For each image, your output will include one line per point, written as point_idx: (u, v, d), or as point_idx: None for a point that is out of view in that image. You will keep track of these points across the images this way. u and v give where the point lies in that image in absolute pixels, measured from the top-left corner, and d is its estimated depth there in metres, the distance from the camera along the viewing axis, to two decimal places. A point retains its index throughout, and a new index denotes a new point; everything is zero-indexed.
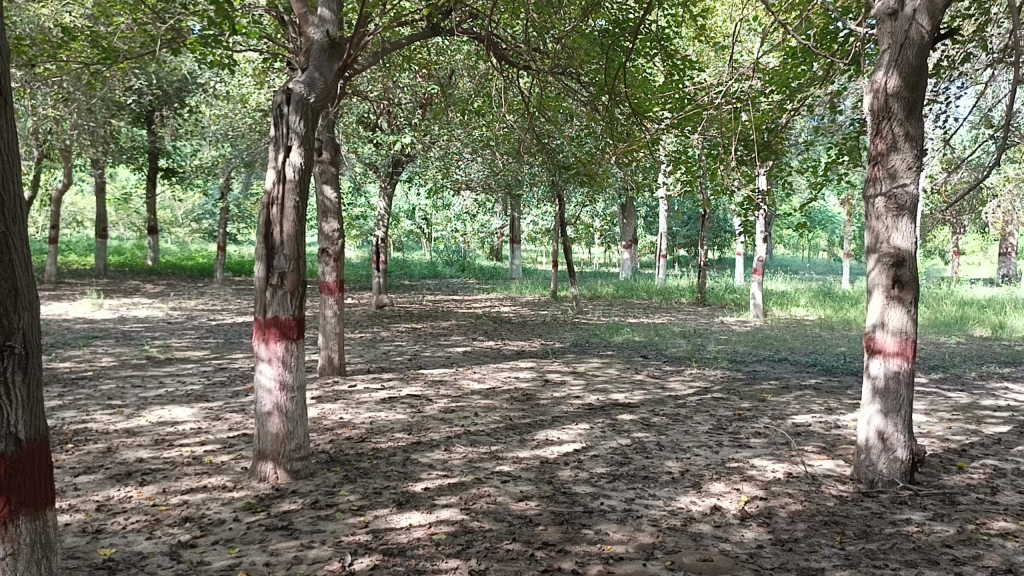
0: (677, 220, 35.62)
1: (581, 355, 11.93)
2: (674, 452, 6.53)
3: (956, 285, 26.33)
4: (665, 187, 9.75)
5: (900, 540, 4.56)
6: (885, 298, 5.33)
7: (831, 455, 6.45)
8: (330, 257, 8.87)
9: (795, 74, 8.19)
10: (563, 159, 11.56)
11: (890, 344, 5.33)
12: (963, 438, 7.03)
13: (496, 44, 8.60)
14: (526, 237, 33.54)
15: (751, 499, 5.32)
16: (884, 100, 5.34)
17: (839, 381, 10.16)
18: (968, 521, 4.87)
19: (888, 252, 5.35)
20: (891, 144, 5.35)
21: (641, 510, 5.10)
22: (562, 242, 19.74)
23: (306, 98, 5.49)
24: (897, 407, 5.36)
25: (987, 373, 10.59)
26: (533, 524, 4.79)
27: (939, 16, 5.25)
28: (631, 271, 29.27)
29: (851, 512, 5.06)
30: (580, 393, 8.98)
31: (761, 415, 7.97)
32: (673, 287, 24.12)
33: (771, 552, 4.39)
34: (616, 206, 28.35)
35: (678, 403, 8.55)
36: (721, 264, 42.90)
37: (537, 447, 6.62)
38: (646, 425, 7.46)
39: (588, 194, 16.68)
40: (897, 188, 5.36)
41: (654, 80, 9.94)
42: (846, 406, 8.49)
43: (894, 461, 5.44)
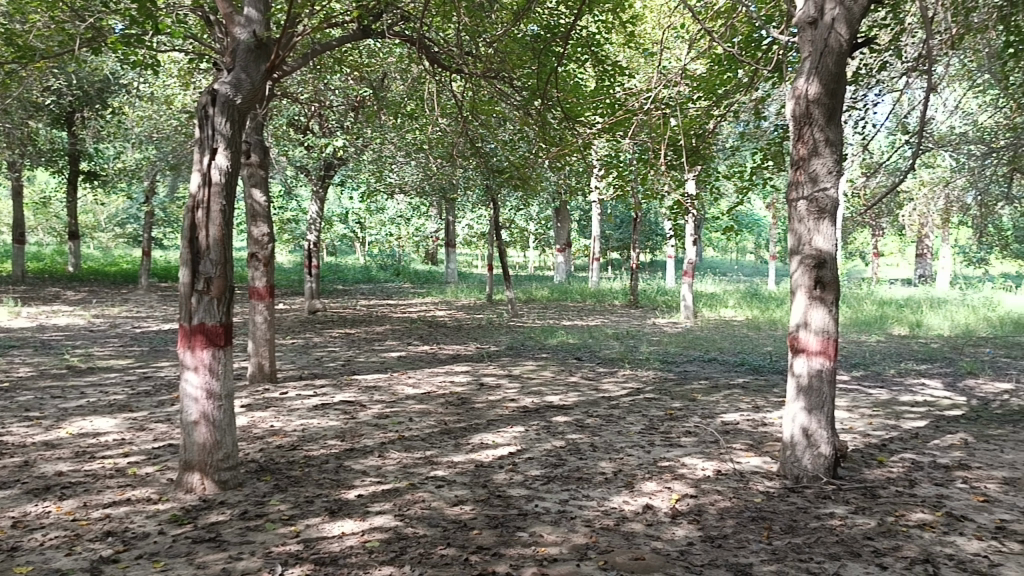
0: (609, 224, 35.72)
1: (516, 358, 11.96)
2: (608, 452, 6.60)
3: (876, 285, 27.36)
4: (597, 190, 9.92)
5: (824, 534, 4.69)
6: (808, 298, 5.48)
7: (758, 453, 6.61)
8: (260, 263, 8.65)
9: (720, 81, 8.38)
10: (497, 162, 11.63)
11: (814, 343, 5.48)
12: (883, 433, 7.28)
13: (428, 48, 8.61)
14: (460, 240, 33.35)
15: (682, 497, 5.42)
16: (805, 106, 5.50)
17: (767, 380, 10.41)
18: (887, 513, 5.04)
19: (811, 253, 5.51)
20: (813, 149, 5.52)
21: (575, 511, 5.14)
22: (494, 242, 19.63)
23: (232, 99, 5.39)
24: (820, 404, 5.51)
25: (905, 370, 11.02)
26: (467, 529, 4.77)
27: (856, 26, 5.46)
28: (566, 274, 29.27)
29: (778, 508, 5.18)
30: (515, 396, 9.01)
31: (690, 415, 8.14)
32: (606, 287, 25.09)
33: (701, 549, 4.47)
34: (550, 209, 28.66)
35: (611, 404, 8.65)
36: (653, 267, 43.70)
37: (472, 451, 6.61)
38: (580, 427, 7.53)
39: (521, 198, 16.75)
40: (818, 191, 5.52)
41: (585, 85, 10.11)
42: (773, 404, 8.73)
43: (818, 457, 5.61)
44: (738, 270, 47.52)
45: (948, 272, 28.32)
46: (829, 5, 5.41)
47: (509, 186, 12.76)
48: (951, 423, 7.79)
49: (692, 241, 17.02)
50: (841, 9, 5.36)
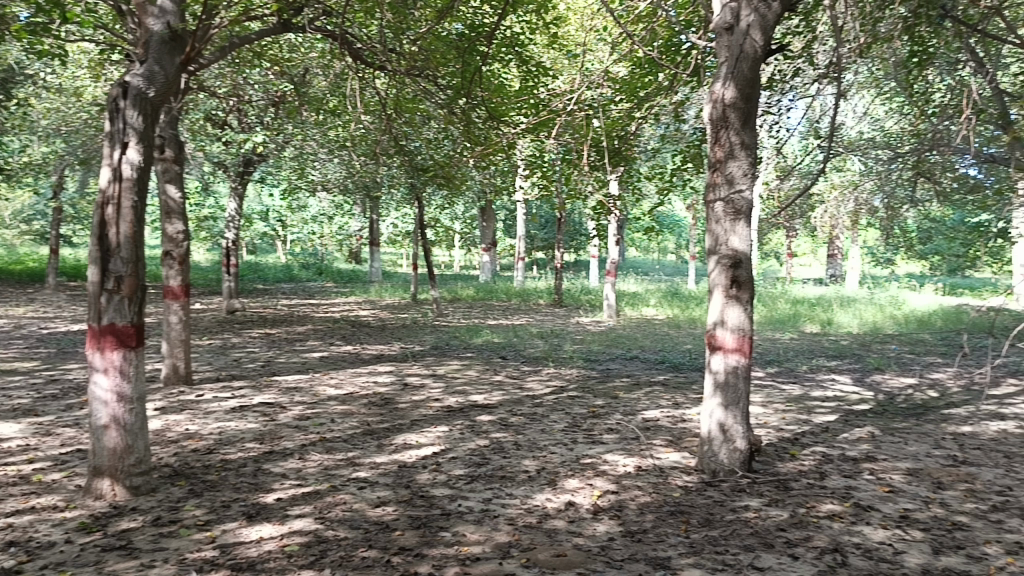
0: (533, 224, 35.89)
1: (441, 358, 11.92)
2: (531, 450, 6.64)
3: (790, 285, 28.21)
4: (522, 190, 10.00)
5: (740, 526, 4.82)
6: (725, 297, 5.62)
7: (677, 448, 6.75)
8: (175, 261, 8.49)
9: (642, 84, 8.54)
10: (422, 160, 11.59)
11: (729, 341, 5.62)
12: (795, 428, 7.53)
13: (351, 44, 8.51)
14: (384, 239, 33.01)
15: (603, 494, 5.49)
16: (722, 110, 5.64)
17: (686, 377, 10.64)
18: (799, 505, 5.21)
19: (727, 253, 5.65)
20: (729, 152, 5.67)
21: (498, 510, 5.15)
22: (419, 241, 19.46)
23: (144, 92, 5.21)
24: (736, 400, 5.67)
25: (816, 366, 11.42)
26: (390, 530, 4.73)
27: (770, 33, 5.65)
28: (491, 274, 29.28)
29: (695, 502, 5.30)
30: (439, 396, 8.97)
31: (613, 412, 8.26)
32: (531, 288, 24.88)
33: (621, 544, 4.54)
34: (475, 208, 28.55)
35: (534, 403, 8.70)
36: (578, 267, 44.11)
37: (395, 452, 6.56)
38: (504, 426, 7.55)
39: (446, 197, 16.66)
40: (734, 193, 5.68)
41: (510, 85, 10.19)
42: (692, 401, 8.93)
43: (734, 451, 5.77)
44: (660, 270, 48.30)
45: (857, 272, 29.50)
46: (744, 11, 5.59)
47: (434, 184, 12.72)
48: (858, 417, 8.11)
49: (614, 242, 17.26)
50: (755, 16, 5.56)
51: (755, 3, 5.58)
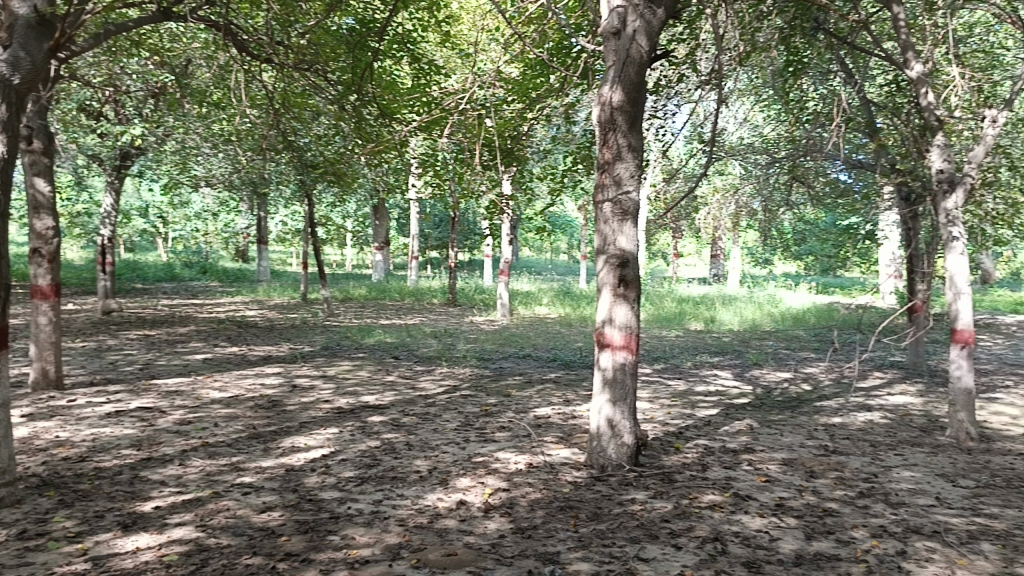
0: (426, 223, 35.74)
1: (331, 358, 11.71)
2: (422, 450, 6.60)
3: (677, 284, 29.14)
4: (416, 188, 9.96)
5: (626, 518, 4.95)
6: (613, 295, 5.74)
7: (567, 445, 6.85)
8: (45, 259, 7.98)
9: (533, 85, 8.64)
10: (312, 157, 11.36)
11: (617, 338, 5.76)
12: (680, 421, 7.78)
13: (236, 34, 8.24)
14: (273, 237, 32.14)
15: (495, 491, 5.52)
16: (610, 113, 5.76)
17: (577, 374, 10.83)
18: (683, 496, 5.39)
19: (615, 253, 5.77)
20: (617, 154, 5.79)
21: (388, 511, 5.10)
22: (309, 239, 19.04)
23: (8, 79, 4.89)
24: (624, 396, 5.81)
25: (700, 362, 11.84)
26: (275, 536, 4.61)
27: (654, 39, 5.83)
28: (384, 272, 28.92)
29: (584, 496, 5.40)
30: (329, 397, 8.81)
31: (505, 410, 8.31)
32: (424, 287, 24.44)
33: (511, 541, 4.57)
34: (368, 206, 28.09)
35: (427, 402, 8.65)
36: (472, 266, 44.17)
37: (283, 455, 6.40)
38: (396, 426, 7.48)
39: (336, 195, 16.38)
40: (622, 194, 5.81)
41: (402, 82, 10.13)
42: (582, 398, 9.09)
43: (622, 446, 5.91)
44: (554, 270, 48.52)
45: (738, 272, 30.72)
46: (631, 17, 5.74)
47: (324, 182, 12.47)
48: (739, 410, 8.45)
49: (507, 241, 17.34)
50: (641, 22, 5.72)
51: (641, 9, 5.75)
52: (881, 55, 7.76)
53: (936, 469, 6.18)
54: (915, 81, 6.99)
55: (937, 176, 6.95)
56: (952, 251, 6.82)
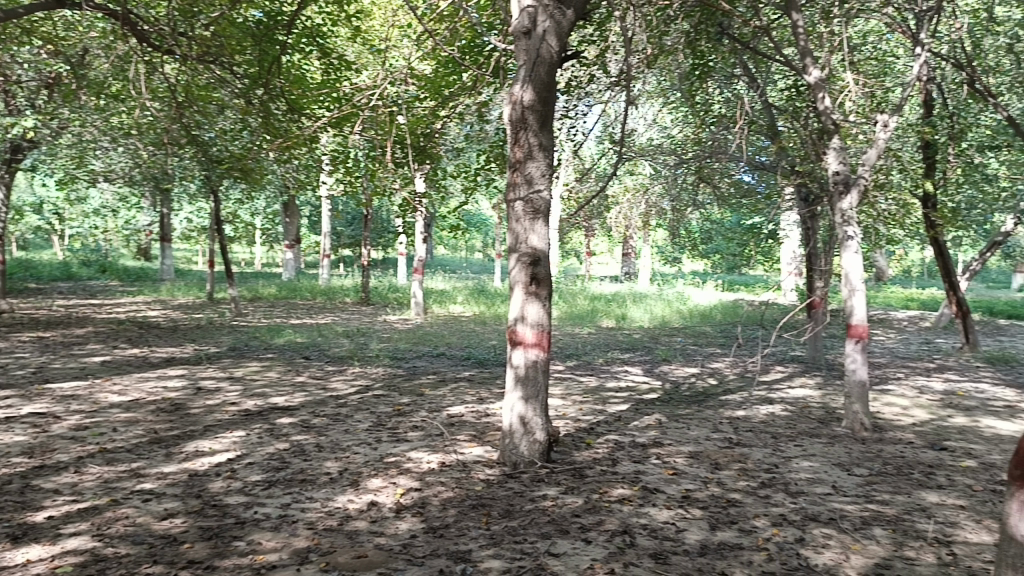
0: (338, 220, 35.21)
1: (239, 359, 11.40)
2: (332, 452, 6.49)
3: (589, 281, 29.62)
4: (327, 185, 9.80)
5: (538, 515, 4.98)
6: (524, 293, 5.77)
7: (479, 443, 6.86)
8: None
9: (445, 82, 8.61)
10: (217, 152, 11.05)
11: (529, 336, 5.79)
12: (591, 417, 7.88)
13: (136, 24, 7.92)
14: (178, 235, 31.08)
15: (406, 491, 5.47)
16: (521, 112, 5.78)
17: (490, 372, 10.86)
18: (593, 491, 5.47)
19: (526, 251, 5.80)
20: (528, 152, 5.83)
21: (297, 515, 4.99)
22: (215, 237, 18.50)
23: None
24: (535, 393, 5.85)
25: (611, 359, 12.04)
26: (177, 543, 4.45)
27: (564, 40, 5.89)
28: (294, 271, 28.34)
29: (496, 494, 5.41)
30: (236, 399, 8.57)
31: (418, 409, 8.26)
32: (336, 287, 23.79)
33: (422, 541, 4.54)
34: (278, 204, 27.48)
35: (338, 403, 8.52)
36: (385, 264, 43.75)
37: (186, 460, 6.18)
38: (305, 428, 7.33)
39: (244, 191, 15.98)
40: (533, 193, 5.85)
41: (311, 76, 9.95)
42: (495, 396, 9.12)
43: (534, 443, 5.95)
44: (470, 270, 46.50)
45: (648, 269, 31.38)
46: (541, 16, 5.79)
47: (231, 177, 12.14)
48: (648, 406, 8.63)
49: (421, 239, 17.22)
50: (551, 22, 5.78)
51: (551, 10, 5.81)
52: (781, 61, 8.05)
53: (833, 458, 6.46)
54: (813, 86, 7.27)
55: (833, 177, 7.26)
56: (847, 249, 7.13)
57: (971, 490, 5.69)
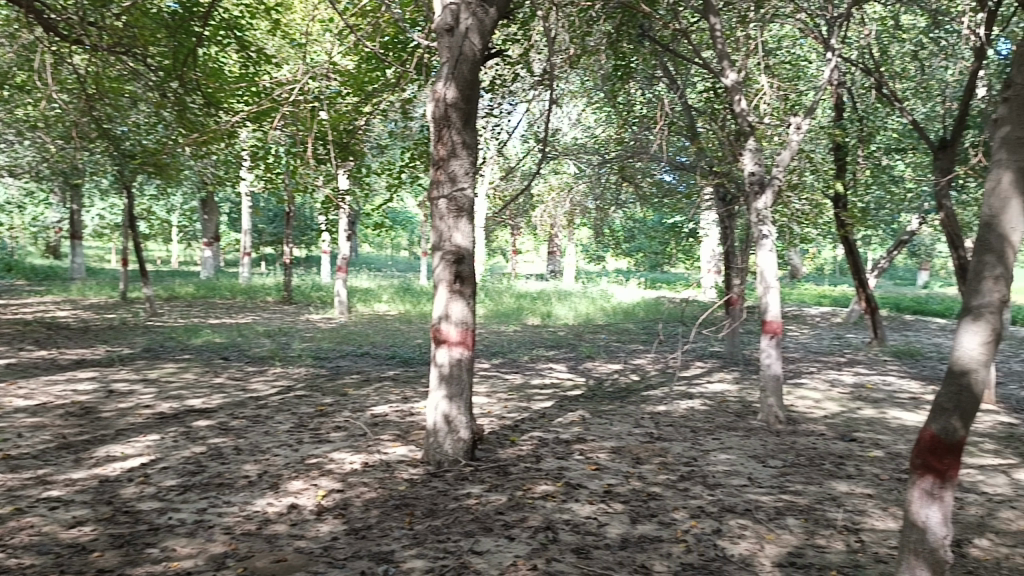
0: (260, 217, 34.48)
1: (154, 360, 11.05)
2: (252, 454, 6.35)
3: (515, 280, 29.80)
4: (247, 181, 9.58)
5: (461, 513, 4.97)
6: (449, 291, 5.75)
7: (403, 442, 6.81)
8: None
9: (369, 78, 8.52)
10: (130, 146, 10.69)
11: (453, 334, 5.78)
12: (516, 415, 7.92)
13: (41, 12, 7.58)
14: (89, 232, 29.92)
15: (328, 493, 5.39)
16: (444, 109, 5.74)
17: (415, 371, 10.79)
18: (517, 488, 5.49)
19: (450, 249, 5.78)
20: (451, 150, 5.80)
21: (213, 519, 4.86)
22: (129, 235, 17.88)
23: None
24: (460, 391, 5.84)
25: (536, 357, 12.12)
26: (85, 552, 4.28)
27: (486, 38, 5.89)
28: (214, 270, 27.62)
29: (420, 493, 5.38)
30: (151, 402, 8.30)
31: (341, 410, 8.15)
32: (257, 285, 23.30)
33: (344, 543, 4.48)
34: (197, 200, 26.74)
35: (258, 404, 8.33)
36: (309, 262, 43.05)
37: (96, 466, 5.95)
38: (224, 430, 7.15)
39: (159, 188, 15.48)
40: (457, 191, 5.83)
41: (229, 70, 9.71)
42: (420, 395, 9.07)
43: (458, 441, 5.95)
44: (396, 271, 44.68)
45: (573, 267, 31.71)
46: (463, 14, 5.77)
47: (145, 173, 11.76)
48: (572, 402, 8.71)
49: (344, 237, 16.99)
50: (473, 19, 5.77)
51: (473, 7, 5.79)
52: (700, 64, 8.23)
53: (749, 451, 6.64)
54: (730, 88, 7.46)
55: (749, 177, 7.48)
56: (762, 247, 7.33)
57: (879, 478, 5.93)
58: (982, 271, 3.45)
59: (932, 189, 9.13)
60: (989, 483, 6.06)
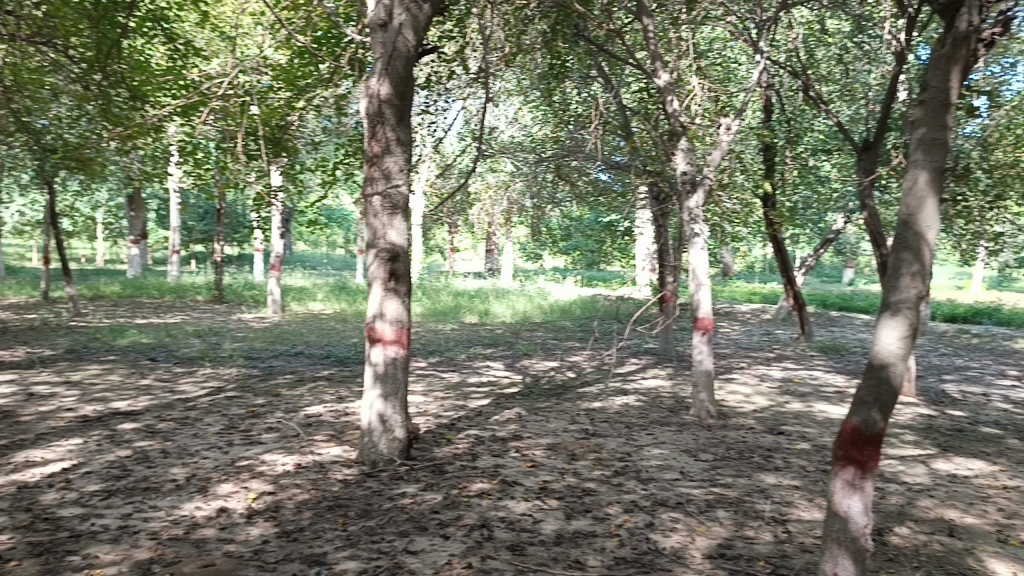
0: (190, 215, 33.64)
1: (77, 362, 10.68)
2: (180, 457, 6.19)
3: (453, 278, 29.77)
4: (176, 178, 9.33)
5: (396, 513, 4.93)
6: (383, 290, 5.70)
7: (337, 443, 6.72)
8: None
9: (302, 73, 8.38)
10: (51, 140, 10.31)
11: (388, 332, 5.73)
12: (452, 413, 7.89)
13: None
14: (8, 229, 28.74)
15: (259, 496, 5.29)
16: (378, 105, 5.70)
17: (351, 370, 10.67)
18: (452, 487, 5.47)
19: (385, 247, 5.73)
20: (385, 147, 5.75)
21: (139, 525, 4.72)
22: (51, 232, 17.24)
23: None
24: (395, 390, 5.80)
25: (473, 355, 12.10)
26: (2, 561, 4.11)
27: (421, 34, 5.84)
28: (141, 268, 26.83)
29: (354, 494, 5.32)
30: (73, 405, 8.01)
31: (273, 410, 8.00)
32: (187, 284, 22.72)
33: (275, 546, 4.40)
34: (123, 197, 25.92)
35: (187, 406, 8.12)
36: (241, 261, 42.21)
37: (13, 472, 5.72)
38: (150, 433, 6.95)
39: (83, 184, 14.96)
40: (391, 188, 5.78)
41: (156, 63, 9.44)
42: (355, 394, 8.96)
43: (393, 440, 5.90)
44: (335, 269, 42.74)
45: (510, 265, 31.79)
46: (397, 9, 5.72)
47: (66, 168, 11.35)
48: (508, 400, 8.73)
49: (278, 235, 16.70)
50: (407, 15, 5.71)
51: (407, 3, 5.73)
52: (633, 64, 8.33)
53: (681, 445, 6.75)
54: (662, 89, 7.57)
55: (681, 177, 7.61)
56: (694, 246, 7.46)
57: (805, 470, 6.10)
58: (899, 267, 3.58)
59: (856, 190, 9.42)
60: (909, 472, 6.28)
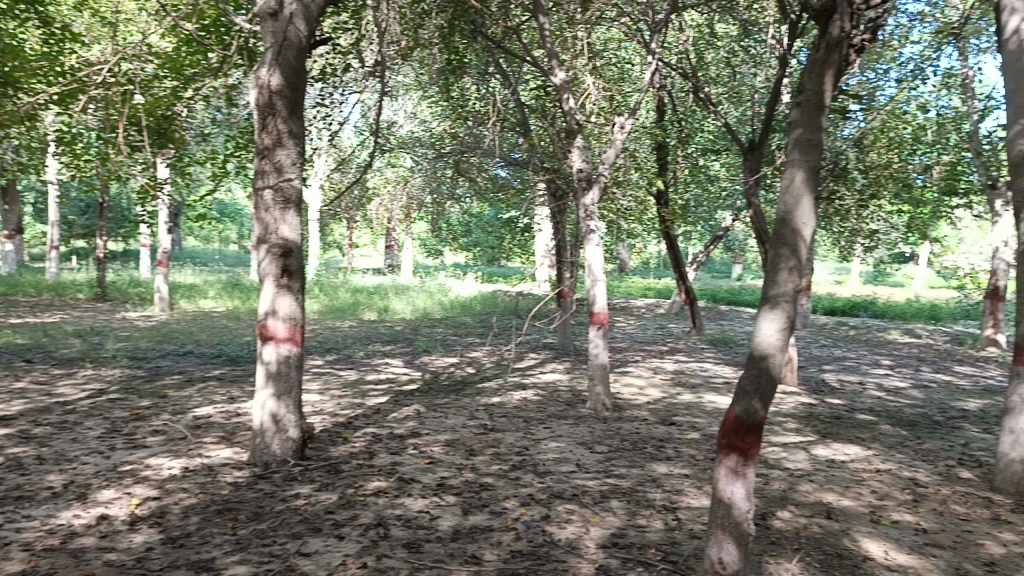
0: (70, 208, 31.92)
1: None
2: (57, 464, 5.87)
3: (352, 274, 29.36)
4: (55, 169, 8.85)
5: (288, 514, 4.83)
6: (275, 287, 5.55)
7: (228, 444, 6.52)
8: None
9: (189, 62, 8.08)
10: None
11: (281, 330, 5.59)
12: (349, 411, 7.78)
13: None
14: None
15: (143, 501, 5.07)
16: (268, 96, 5.54)
17: (243, 370, 10.36)
18: (348, 486, 5.39)
19: (277, 242, 5.59)
20: (277, 140, 5.61)
21: (9, 536, 4.45)
22: None
23: None
24: (288, 388, 5.67)
25: (371, 352, 11.95)
26: None
27: (312, 25, 5.73)
28: (16, 265, 25.28)
29: (244, 497, 5.17)
30: None
31: (160, 412, 7.70)
32: (66, 282, 21.55)
33: (160, 553, 4.23)
34: None
35: (66, 409, 7.71)
36: (127, 257, 40.36)
37: None
38: (24, 439, 6.56)
39: None
40: (283, 181, 5.63)
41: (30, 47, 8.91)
42: (247, 394, 8.71)
43: (287, 441, 5.76)
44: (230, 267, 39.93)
45: (410, 262, 31.56)
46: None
47: None
48: (406, 397, 8.67)
49: (166, 230, 16.05)
50: (298, 5, 5.59)
51: None
52: (531, 61, 8.40)
53: (577, 438, 6.86)
54: (559, 87, 7.67)
55: (577, 174, 7.71)
56: (590, 242, 7.59)
57: (695, 459, 6.29)
58: (777, 262, 3.73)
59: (744, 188, 9.78)
60: (791, 459, 6.58)
